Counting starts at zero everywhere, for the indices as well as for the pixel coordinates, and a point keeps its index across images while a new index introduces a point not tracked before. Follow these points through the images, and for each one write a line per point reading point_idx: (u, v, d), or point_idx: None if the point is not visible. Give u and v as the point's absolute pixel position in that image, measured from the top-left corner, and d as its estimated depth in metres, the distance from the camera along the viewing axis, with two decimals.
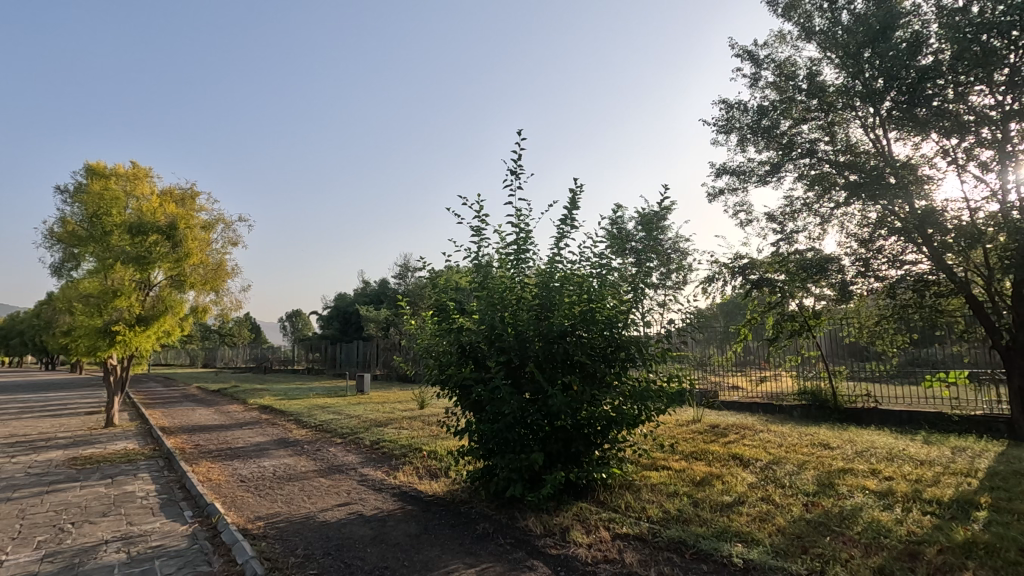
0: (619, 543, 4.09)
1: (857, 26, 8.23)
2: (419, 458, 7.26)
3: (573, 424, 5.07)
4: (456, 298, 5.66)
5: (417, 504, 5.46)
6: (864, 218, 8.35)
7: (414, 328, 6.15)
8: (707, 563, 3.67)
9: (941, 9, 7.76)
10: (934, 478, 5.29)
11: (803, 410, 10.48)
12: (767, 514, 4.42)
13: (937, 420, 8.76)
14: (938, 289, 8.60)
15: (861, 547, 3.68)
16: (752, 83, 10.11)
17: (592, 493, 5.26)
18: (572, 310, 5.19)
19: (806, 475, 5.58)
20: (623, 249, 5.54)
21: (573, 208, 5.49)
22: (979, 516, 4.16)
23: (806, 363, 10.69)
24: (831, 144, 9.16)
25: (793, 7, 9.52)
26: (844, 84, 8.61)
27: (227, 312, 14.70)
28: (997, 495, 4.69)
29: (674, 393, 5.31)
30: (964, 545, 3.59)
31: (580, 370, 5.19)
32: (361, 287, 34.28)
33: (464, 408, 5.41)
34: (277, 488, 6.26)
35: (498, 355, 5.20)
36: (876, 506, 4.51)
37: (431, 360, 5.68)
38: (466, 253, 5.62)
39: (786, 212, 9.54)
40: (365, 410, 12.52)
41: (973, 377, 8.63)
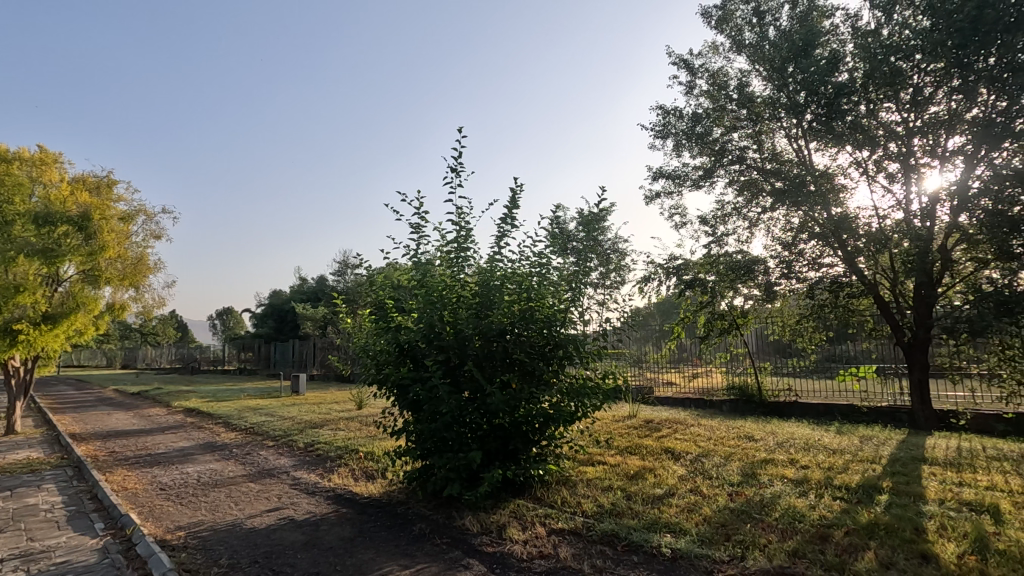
0: (554, 538, 4.16)
1: (782, 42, 8.75)
2: (356, 459, 7.10)
3: (511, 421, 5.10)
4: (394, 296, 5.57)
5: (352, 506, 5.32)
6: (788, 223, 8.86)
7: (350, 327, 5.97)
8: (637, 554, 3.79)
9: (855, 31, 8.43)
10: (844, 465, 5.71)
11: (731, 405, 11.03)
12: (695, 505, 4.62)
13: (849, 411, 9.51)
14: (850, 290, 9.10)
15: (778, 532, 3.92)
16: (688, 91, 10.54)
17: (529, 489, 5.32)
18: (511, 309, 5.22)
19: (731, 466, 5.87)
20: (564, 248, 5.63)
21: (513, 207, 5.52)
22: (881, 499, 4.53)
23: (734, 360, 11.29)
24: (759, 152, 9.64)
25: (725, 20, 9.98)
26: (771, 95, 9.17)
27: (149, 309, 13.81)
28: (898, 480, 5.11)
29: (609, 390, 5.45)
30: (867, 526, 3.89)
31: (519, 367, 5.24)
32: (298, 286, 33.10)
33: (401, 408, 5.31)
34: (200, 496, 5.92)
35: (436, 354, 5.13)
36: (793, 493, 4.81)
37: (368, 360, 5.53)
38: (405, 250, 5.54)
39: (717, 215, 10.00)
40: (300, 411, 12.10)
41: (880, 371, 9.57)
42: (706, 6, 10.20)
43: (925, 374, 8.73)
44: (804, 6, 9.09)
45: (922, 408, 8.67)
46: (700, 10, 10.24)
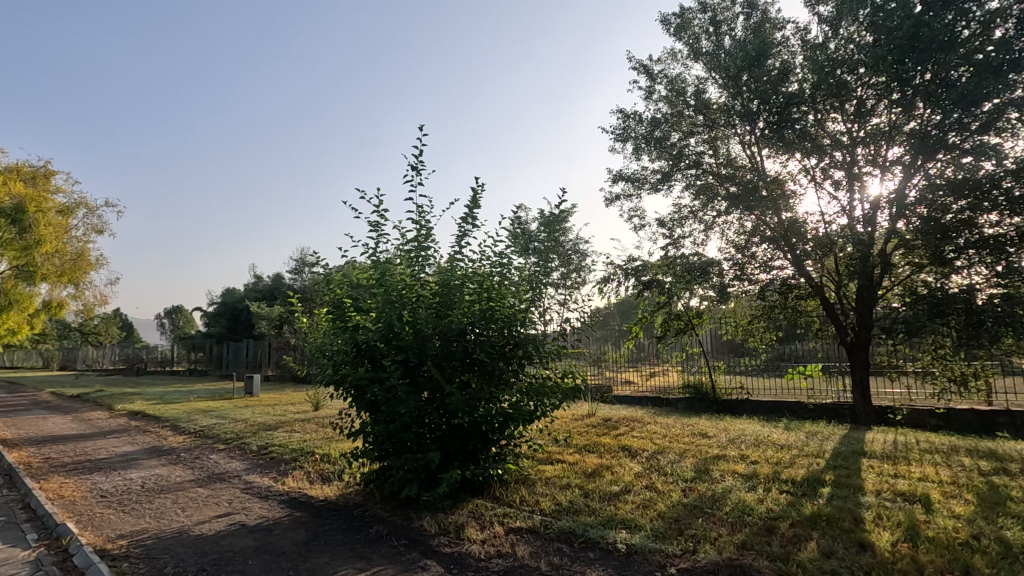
0: (512, 537, 4.18)
1: (737, 50, 9.02)
2: (311, 461, 6.95)
3: (470, 421, 5.11)
4: (352, 295, 5.47)
5: (307, 510, 5.20)
6: (741, 227, 9.16)
7: (306, 327, 5.83)
8: (593, 550, 3.85)
9: (804, 44, 8.81)
10: (790, 460, 5.97)
11: (686, 403, 11.34)
12: (650, 501, 4.73)
13: (796, 408, 9.93)
14: (798, 292, 9.50)
15: (728, 525, 4.05)
16: (647, 96, 10.75)
17: (488, 489, 5.33)
18: (472, 308, 5.22)
19: (685, 462, 6.04)
20: (525, 248, 5.65)
21: (474, 207, 5.49)
22: (824, 492, 4.75)
23: (690, 359, 11.52)
24: (714, 158, 9.93)
25: (682, 28, 10.21)
26: (725, 102, 9.41)
27: (91, 307, 13.12)
28: (840, 473, 5.37)
29: (569, 389, 5.50)
30: (810, 518, 4.07)
31: (478, 367, 5.24)
32: (253, 284, 32.10)
33: (358, 409, 5.23)
34: (144, 503, 5.67)
35: (395, 354, 5.07)
36: (743, 487, 4.98)
37: (324, 360, 5.41)
38: (363, 249, 5.44)
39: (674, 218, 10.25)
40: (254, 413, 11.76)
41: (826, 369, 9.98)
42: (665, 14, 10.44)
43: (865, 372, 9.19)
44: (757, 17, 9.42)
45: (862, 404, 9.10)
46: (659, 17, 10.47)
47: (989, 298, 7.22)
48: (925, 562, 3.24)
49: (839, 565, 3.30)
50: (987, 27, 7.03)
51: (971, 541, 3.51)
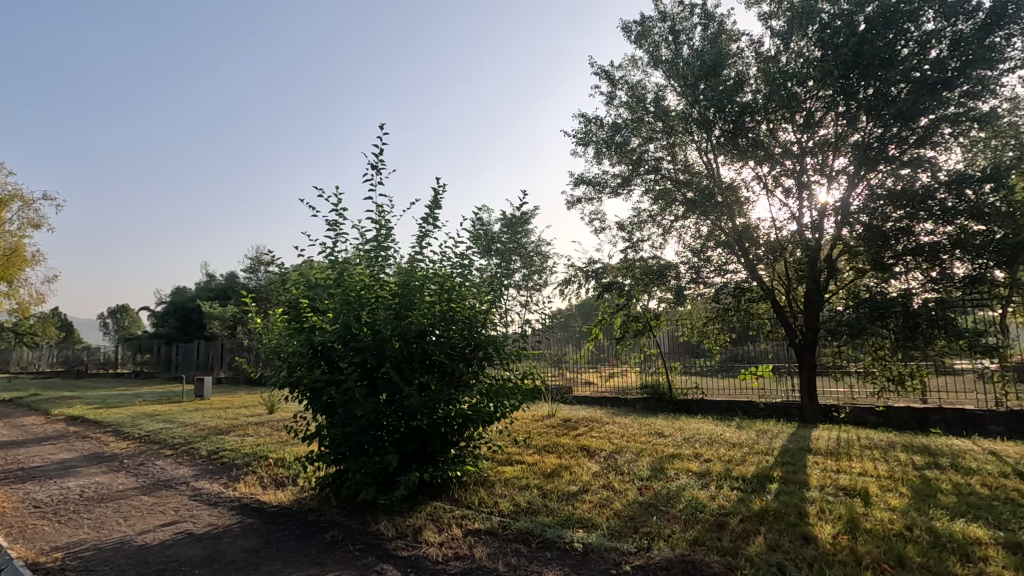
0: (470, 539, 4.17)
1: (695, 59, 9.29)
2: (264, 466, 6.74)
3: (429, 423, 5.08)
4: (309, 295, 5.34)
5: (259, 516, 5.05)
6: (697, 232, 9.43)
7: (261, 327, 5.66)
8: (551, 550, 3.88)
9: (758, 55, 9.14)
10: (741, 457, 6.18)
11: (644, 403, 11.59)
12: (607, 500, 4.81)
13: (748, 407, 10.28)
14: (751, 296, 9.82)
15: (680, 522, 4.16)
16: (608, 101, 10.94)
17: (447, 491, 5.31)
18: (432, 309, 5.17)
19: (642, 462, 6.17)
20: (486, 249, 5.66)
21: (436, 207, 5.38)
22: (772, 488, 4.94)
23: (648, 360, 11.77)
24: (672, 164, 10.19)
25: (643, 35, 10.43)
26: (684, 110, 9.64)
27: (26, 305, 12.40)
28: (787, 469, 5.60)
29: (528, 391, 5.51)
30: (759, 513, 4.22)
31: (438, 369, 5.20)
32: (206, 283, 30.98)
33: (314, 412, 5.11)
34: (82, 513, 5.38)
35: (352, 356, 4.97)
36: (696, 485, 5.13)
37: (279, 362, 5.26)
38: (321, 248, 5.31)
39: (634, 222, 10.46)
40: (204, 417, 11.34)
41: (776, 369, 10.34)
42: (626, 21, 10.64)
43: (813, 372, 9.56)
44: (714, 29, 9.72)
45: (809, 403, 9.47)
46: (621, 24, 10.67)
47: (924, 302, 7.79)
48: (863, 554, 3.41)
49: (784, 558, 3.43)
50: (924, 46, 7.44)
51: (904, 532, 3.72)
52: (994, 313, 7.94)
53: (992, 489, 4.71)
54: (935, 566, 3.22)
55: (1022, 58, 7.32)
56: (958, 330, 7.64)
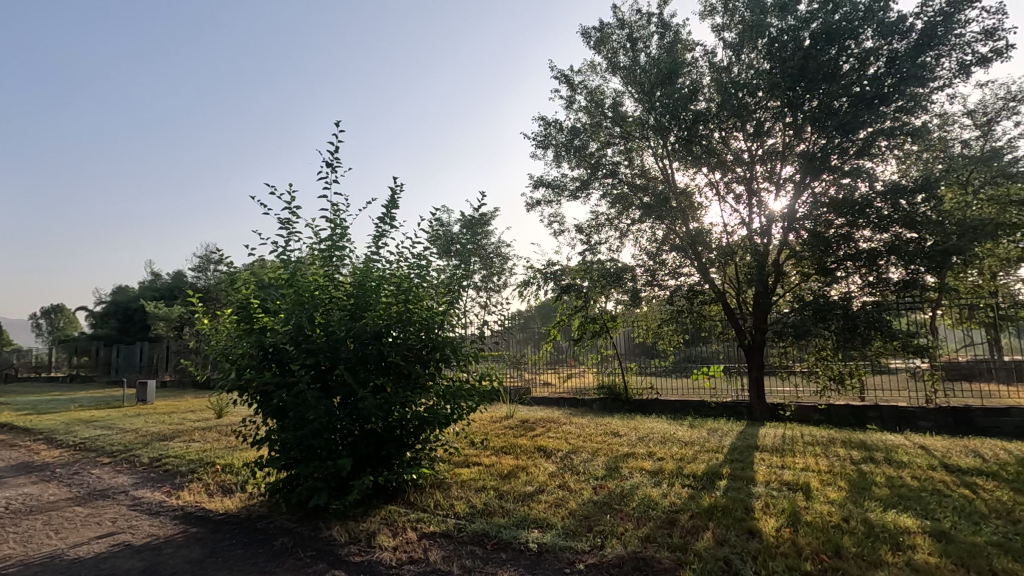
0: (425, 542, 4.14)
1: (652, 67, 9.51)
2: (211, 473, 6.48)
3: (384, 426, 5.01)
4: (260, 295, 5.18)
5: (204, 525, 4.86)
6: (653, 235, 9.63)
7: (208, 329, 5.45)
8: (506, 551, 3.89)
9: (712, 65, 9.44)
10: (693, 455, 6.35)
11: (601, 403, 11.74)
12: (562, 500, 4.85)
13: (700, 406, 10.58)
14: (703, 298, 10.11)
15: (633, 520, 4.25)
16: (568, 105, 11.07)
17: (402, 494, 5.25)
18: (388, 310, 5.09)
19: (597, 461, 6.26)
20: (445, 250, 5.62)
21: (393, 207, 5.29)
22: (721, 484, 5.10)
23: (605, 361, 11.95)
24: (629, 168, 10.39)
25: (602, 42, 10.62)
26: (641, 116, 9.85)
27: None
28: (735, 466, 5.79)
29: (486, 392, 5.50)
30: (707, 510, 4.35)
31: (394, 371, 5.12)
32: (151, 282, 29.59)
33: (264, 415, 4.96)
34: (8, 526, 5.04)
35: (304, 358, 4.84)
36: (649, 483, 5.24)
37: (227, 364, 5.07)
38: (272, 247, 5.15)
39: (592, 225, 10.61)
40: (147, 422, 10.81)
41: (727, 369, 10.63)
42: (586, 27, 10.80)
43: (760, 372, 9.92)
44: (670, 38, 9.97)
45: (757, 402, 9.82)
46: (580, 29, 10.81)
47: (862, 305, 8.21)
48: (804, 545, 3.56)
49: (730, 552, 3.54)
50: (863, 63, 7.87)
51: (842, 524, 3.91)
52: (925, 315, 8.47)
53: (921, 481, 5.01)
54: (869, 555, 3.40)
55: (950, 77, 7.84)
56: (892, 332, 8.09)
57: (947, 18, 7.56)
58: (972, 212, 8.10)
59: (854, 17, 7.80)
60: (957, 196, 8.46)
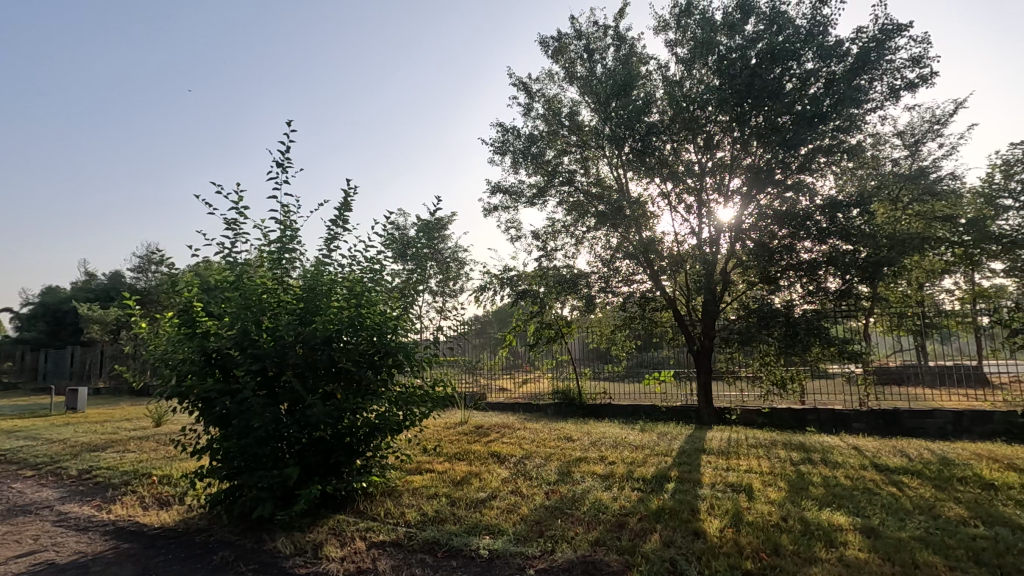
0: (374, 551, 4.06)
1: (608, 79, 9.73)
2: (147, 484, 6.16)
3: (333, 433, 4.90)
4: (203, 298, 4.96)
5: (137, 540, 4.60)
6: (607, 243, 9.81)
7: (146, 333, 5.18)
8: (456, 559, 3.86)
9: (664, 79, 9.74)
10: (643, 459, 6.49)
11: (555, 408, 11.84)
12: (514, 505, 4.86)
13: (651, 411, 10.83)
14: (654, 305, 10.36)
15: (584, 524, 4.30)
16: (526, 112, 11.18)
17: (351, 503, 5.14)
18: (339, 315, 4.97)
19: (550, 466, 6.31)
20: (400, 255, 5.55)
21: (346, 209, 5.18)
22: (668, 487, 5.24)
23: (560, 366, 12.07)
24: (585, 177, 10.57)
25: (560, 51, 10.80)
26: (596, 126, 10.06)
27: None
28: (683, 469, 5.95)
29: (438, 398, 5.46)
30: (656, 512, 4.45)
31: (345, 377, 5.00)
32: (85, 283, 27.92)
33: (205, 424, 4.75)
34: None
35: (250, 363, 4.67)
36: (600, 487, 5.32)
37: (166, 370, 4.83)
38: (218, 249, 4.95)
39: (548, 232, 10.71)
40: (76, 432, 10.16)
41: (677, 375, 10.93)
42: (544, 36, 10.95)
43: (709, 378, 10.24)
44: (626, 51, 10.24)
45: (705, 406, 10.13)
46: (538, 39, 10.95)
47: (803, 313, 8.61)
48: (745, 544, 3.70)
49: (676, 553, 3.64)
50: (804, 83, 8.29)
51: (780, 523, 4.08)
52: (859, 323, 8.96)
53: (854, 480, 5.29)
54: (804, 552, 3.55)
55: (882, 100, 8.36)
56: (829, 338, 8.51)
57: (879, 44, 8.07)
58: (901, 226, 8.65)
59: (796, 40, 8.23)
60: (888, 211, 9.02)
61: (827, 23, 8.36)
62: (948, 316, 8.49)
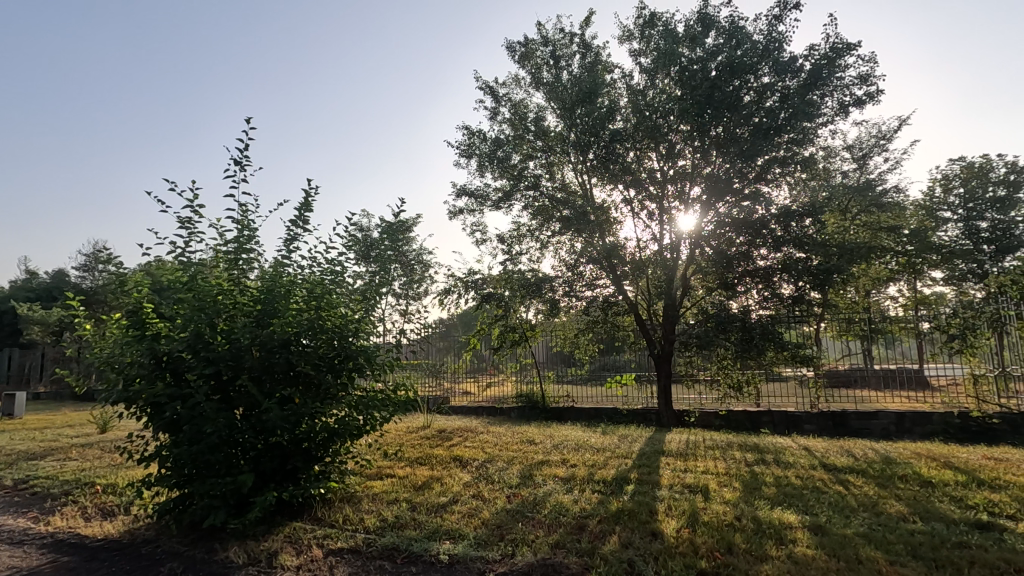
0: (331, 559, 3.98)
1: (573, 86, 9.85)
2: (90, 494, 5.86)
3: (290, 439, 4.78)
4: (155, 299, 4.77)
5: (78, 553, 4.38)
6: (572, 248, 9.92)
7: (91, 335, 4.94)
8: (416, 564, 3.82)
9: (628, 87, 9.93)
10: (604, 461, 6.58)
11: (519, 411, 11.88)
12: (475, 509, 4.84)
13: (613, 414, 10.98)
14: (617, 309, 10.50)
15: (544, 527, 4.32)
16: (492, 116, 11.21)
17: (308, 510, 5.02)
18: (298, 317, 4.84)
19: (512, 469, 6.31)
20: (362, 256, 5.47)
21: (306, 209, 5.07)
22: (628, 489, 5.32)
23: (523, 370, 12.11)
24: (550, 182, 10.66)
25: (526, 56, 10.88)
26: (562, 132, 10.17)
27: None
28: (642, 471, 6.05)
29: (400, 402, 5.39)
30: (615, 514, 4.51)
31: (303, 381, 4.88)
32: (25, 282, 26.47)
33: (154, 430, 4.56)
34: None
35: (203, 367, 4.50)
36: (561, 490, 5.36)
37: (112, 374, 4.61)
38: (170, 248, 4.76)
39: (513, 236, 10.75)
40: (13, 440, 9.58)
41: (638, 378, 11.03)
42: (511, 41, 11.00)
43: (668, 381, 10.46)
44: (591, 58, 10.38)
45: (665, 409, 10.34)
46: (505, 43, 11.00)
47: (759, 318, 8.89)
48: (700, 544, 3.79)
49: (635, 554, 3.70)
50: (761, 96, 8.60)
51: (734, 523, 4.20)
52: (811, 328, 9.32)
53: (803, 479, 5.50)
54: (756, 550, 3.67)
55: (832, 115, 8.74)
56: (783, 342, 8.82)
57: (830, 62, 8.45)
58: (849, 236, 9.06)
59: (753, 55, 8.54)
60: (838, 222, 9.43)
61: (782, 39, 8.68)
62: (892, 321, 9.04)
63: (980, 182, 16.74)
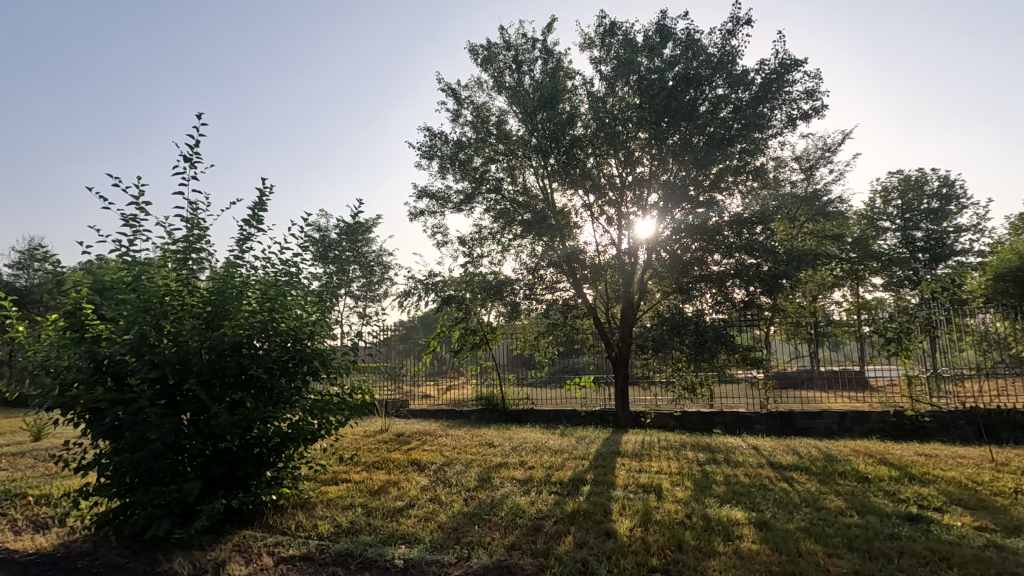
0: (282, 567, 3.89)
1: (535, 91, 9.95)
2: (20, 506, 5.52)
3: (240, 444, 4.65)
4: (95, 300, 4.55)
5: (6, 569, 4.12)
6: (532, 252, 9.99)
7: (25, 337, 4.68)
8: (370, 570, 3.78)
9: (589, 94, 10.08)
10: (561, 463, 6.66)
11: (478, 414, 11.85)
12: (431, 513, 4.81)
13: (572, 415, 11.10)
14: (577, 312, 10.65)
15: (501, 529, 4.34)
16: (453, 118, 11.19)
17: (259, 517, 4.89)
18: (251, 319, 4.70)
19: (470, 472, 6.30)
20: (319, 257, 5.39)
21: (260, 208, 4.95)
22: (584, 489, 5.40)
23: (484, 372, 12.10)
24: (512, 185, 10.74)
25: (489, 60, 10.92)
26: (523, 136, 10.22)
27: None
28: (598, 472, 6.15)
29: (356, 405, 5.31)
30: (571, 515, 4.57)
31: (255, 385, 4.75)
32: None
33: (92, 437, 4.35)
34: None
35: (147, 371, 4.32)
36: (518, 492, 5.39)
37: (47, 378, 4.37)
38: (114, 247, 4.57)
39: (475, 238, 10.75)
40: None
41: (597, 380, 11.12)
42: (474, 44, 11.03)
43: (625, 382, 10.62)
44: (553, 64, 10.49)
45: (622, 410, 10.51)
46: (468, 46, 11.01)
47: (713, 320, 9.12)
48: (652, 543, 3.89)
49: (588, 554, 3.76)
50: (716, 107, 8.89)
51: (685, 520, 4.32)
52: (761, 331, 9.66)
53: (752, 478, 5.71)
54: (705, 547, 3.79)
55: (781, 128, 9.13)
56: (735, 345, 9.10)
57: (779, 77, 8.83)
58: (798, 243, 9.45)
59: (708, 66, 8.84)
60: (787, 230, 9.85)
61: (735, 53, 9.03)
62: (837, 325, 9.53)
63: (916, 194, 17.72)
